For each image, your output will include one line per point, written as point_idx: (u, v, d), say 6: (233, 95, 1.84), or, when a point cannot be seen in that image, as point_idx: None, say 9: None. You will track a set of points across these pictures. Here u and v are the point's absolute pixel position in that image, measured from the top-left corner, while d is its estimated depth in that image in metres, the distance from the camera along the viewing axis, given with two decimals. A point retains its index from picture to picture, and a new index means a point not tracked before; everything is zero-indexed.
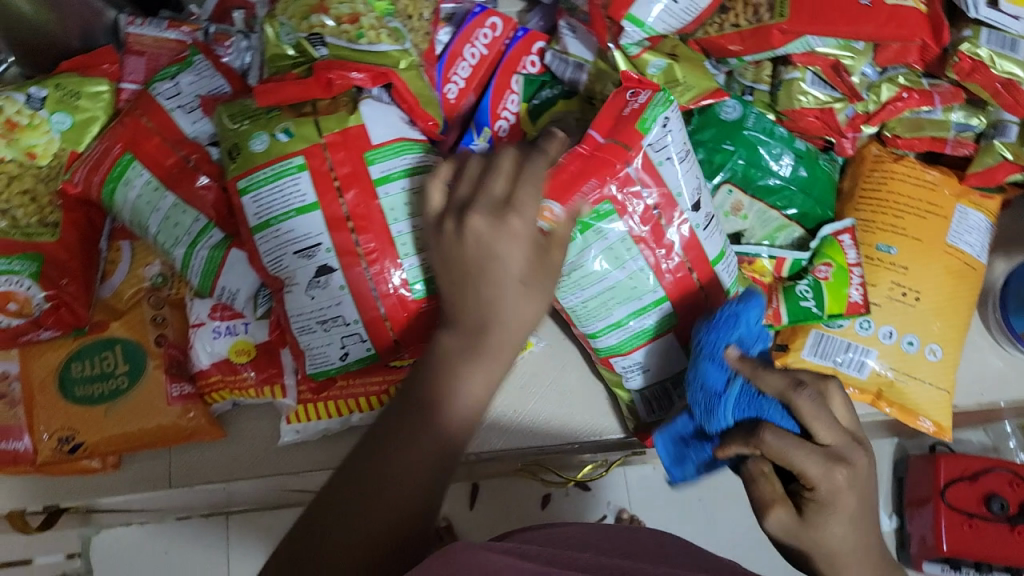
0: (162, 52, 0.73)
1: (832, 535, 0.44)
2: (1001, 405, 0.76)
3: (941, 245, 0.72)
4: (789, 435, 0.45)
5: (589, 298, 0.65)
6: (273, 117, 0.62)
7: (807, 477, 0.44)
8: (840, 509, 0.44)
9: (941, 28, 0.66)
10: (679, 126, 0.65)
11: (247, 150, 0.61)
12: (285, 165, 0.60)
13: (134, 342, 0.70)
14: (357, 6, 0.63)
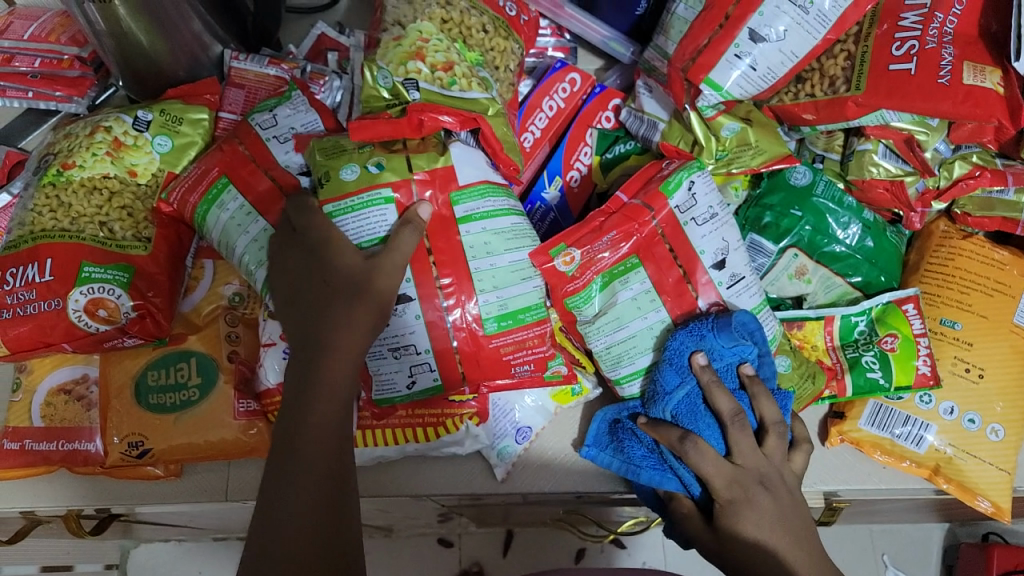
0: (261, 86, 0.78)
1: (744, 528, 0.59)
2: None
3: (1008, 324, 0.72)
4: (704, 449, 0.61)
5: (614, 343, 0.68)
6: (366, 152, 0.65)
7: (711, 477, 0.60)
8: (747, 508, 0.59)
9: (1018, 110, 0.65)
10: (709, 191, 0.70)
11: (338, 178, 0.64)
12: (374, 197, 0.63)
13: (208, 356, 0.73)
14: (451, 55, 0.67)
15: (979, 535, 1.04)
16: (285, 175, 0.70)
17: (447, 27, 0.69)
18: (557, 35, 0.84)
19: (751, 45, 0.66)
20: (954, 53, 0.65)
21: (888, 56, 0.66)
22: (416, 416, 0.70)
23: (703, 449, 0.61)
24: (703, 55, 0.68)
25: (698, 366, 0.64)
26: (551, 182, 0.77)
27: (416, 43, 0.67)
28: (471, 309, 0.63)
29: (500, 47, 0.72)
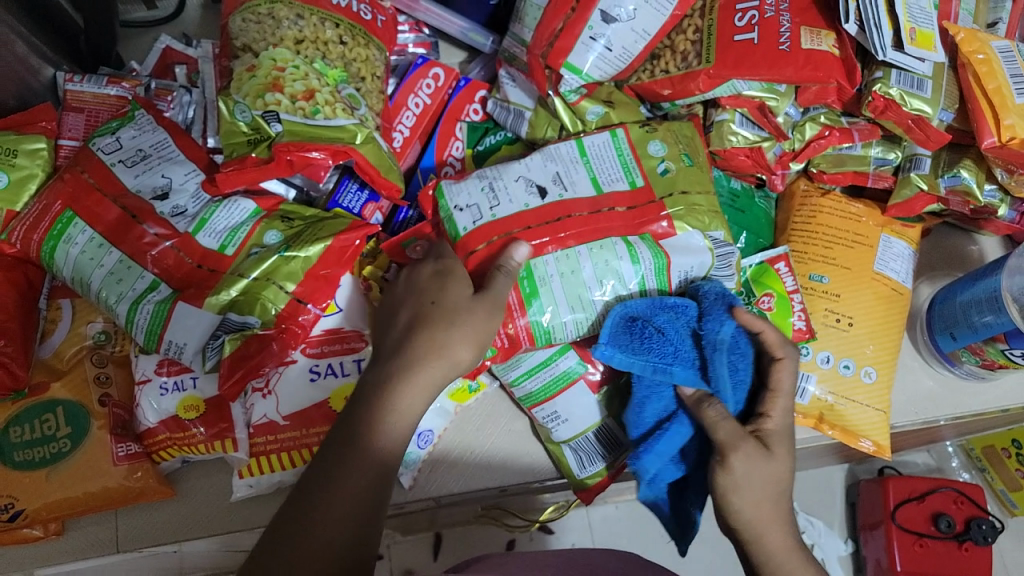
0: (102, 108, 0.73)
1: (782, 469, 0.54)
2: (935, 422, 0.79)
3: (869, 273, 0.76)
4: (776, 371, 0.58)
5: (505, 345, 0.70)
6: (647, 133, 0.70)
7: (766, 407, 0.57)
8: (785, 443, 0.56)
9: (854, 70, 0.68)
10: (565, 162, 0.67)
11: (644, 147, 0.69)
12: (633, 170, 0.68)
13: (77, 402, 0.68)
14: (311, 83, 0.67)
15: (875, 471, 1.12)
16: (137, 201, 0.66)
17: (303, 47, 0.69)
18: (416, 31, 0.82)
19: (603, 26, 0.68)
20: (792, 20, 0.68)
21: (732, 27, 0.69)
22: (310, 437, 0.68)
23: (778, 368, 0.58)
24: (559, 39, 0.68)
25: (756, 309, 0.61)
26: (425, 179, 0.76)
27: (272, 73, 0.66)
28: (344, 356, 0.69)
29: (361, 57, 0.71)
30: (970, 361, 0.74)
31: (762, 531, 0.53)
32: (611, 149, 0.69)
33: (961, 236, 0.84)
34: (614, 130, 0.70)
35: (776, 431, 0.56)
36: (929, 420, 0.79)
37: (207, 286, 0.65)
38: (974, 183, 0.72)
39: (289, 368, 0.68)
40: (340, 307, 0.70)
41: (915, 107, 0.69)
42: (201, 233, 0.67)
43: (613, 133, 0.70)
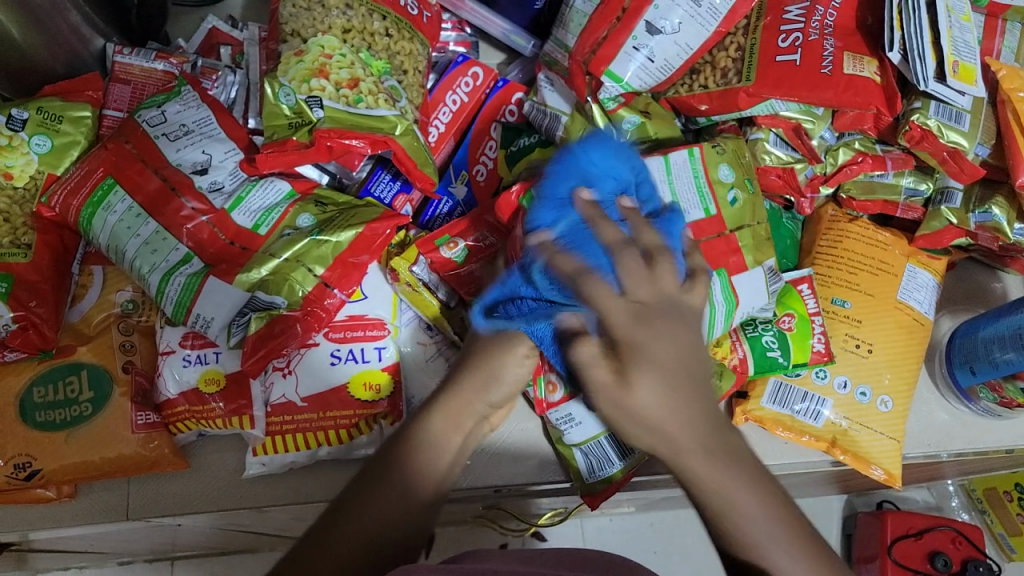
0: (148, 82, 0.75)
1: (645, 398, 0.42)
2: (944, 456, 0.80)
3: (892, 300, 0.76)
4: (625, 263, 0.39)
5: None
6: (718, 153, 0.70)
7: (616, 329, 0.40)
8: (654, 363, 0.41)
9: (894, 99, 0.68)
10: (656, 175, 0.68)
11: (715, 173, 0.69)
12: (705, 199, 0.68)
13: (101, 368, 0.69)
14: (356, 71, 0.68)
15: (874, 504, 1.12)
16: (177, 174, 0.68)
17: (350, 36, 0.70)
18: (459, 30, 0.83)
19: (648, 37, 0.69)
20: (835, 44, 0.69)
21: (775, 47, 0.69)
22: (327, 421, 0.69)
23: (607, 278, 0.39)
24: (603, 47, 0.69)
25: (586, 201, 0.45)
26: (457, 176, 0.77)
27: (319, 59, 0.68)
28: (368, 344, 0.70)
29: (406, 50, 0.72)
30: (987, 397, 0.75)
31: (731, 501, 0.45)
32: (689, 169, 0.69)
33: (985, 272, 0.84)
34: (692, 151, 0.69)
35: (667, 367, 0.41)
36: (939, 454, 0.79)
37: (238, 263, 0.66)
38: (1004, 220, 0.73)
39: (310, 351, 0.68)
40: (366, 294, 0.71)
41: (952, 138, 0.69)
42: (236, 211, 0.68)
43: (691, 152, 0.69)
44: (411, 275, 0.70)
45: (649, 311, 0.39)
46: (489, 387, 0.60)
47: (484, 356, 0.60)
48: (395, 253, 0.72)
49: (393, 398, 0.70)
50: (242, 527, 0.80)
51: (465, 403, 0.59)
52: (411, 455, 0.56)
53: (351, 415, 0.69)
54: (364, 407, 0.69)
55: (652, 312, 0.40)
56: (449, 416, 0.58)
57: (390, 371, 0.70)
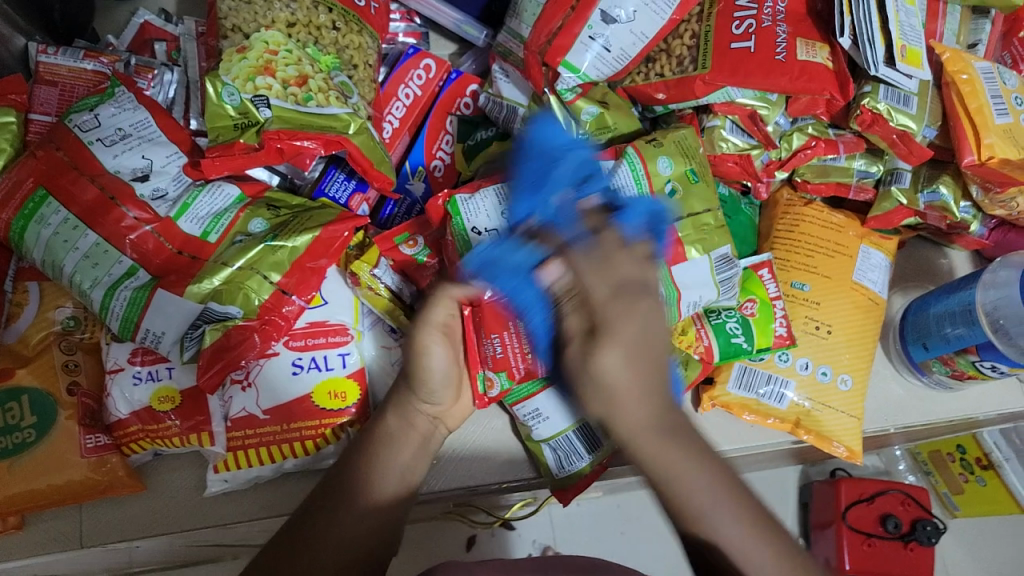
0: (78, 83, 0.70)
1: (605, 363, 0.42)
2: (891, 430, 0.82)
3: (848, 282, 0.77)
4: (601, 244, 0.44)
5: None
6: (658, 147, 0.67)
7: (586, 285, 0.42)
8: (617, 331, 0.42)
9: (847, 84, 0.69)
10: None
11: (655, 167, 0.66)
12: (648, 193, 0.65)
13: (43, 391, 0.64)
14: (304, 68, 0.65)
15: (828, 472, 1.15)
16: (116, 182, 0.63)
17: (294, 30, 0.67)
18: (407, 21, 0.81)
19: (603, 26, 0.68)
20: (788, 30, 0.69)
21: (729, 35, 0.69)
22: (291, 433, 0.66)
23: (604, 256, 0.43)
24: (558, 37, 0.68)
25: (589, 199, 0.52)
26: (413, 173, 0.75)
27: (264, 56, 0.64)
28: (332, 354, 0.67)
29: (355, 44, 0.69)
30: (940, 370, 0.77)
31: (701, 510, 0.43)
32: (626, 166, 0.65)
33: (932, 249, 0.86)
34: (625, 151, 0.67)
35: (637, 336, 0.42)
36: (887, 428, 0.82)
37: (189, 274, 0.63)
38: (951, 199, 0.75)
39: (270, 361, 0.66)
40: (326, 299, 0.69)
41: (901, 122, 0.71)
42: (182, 219, 0.64)
43: (625, 152, 0.67)
44: (372, 278, 0.68)
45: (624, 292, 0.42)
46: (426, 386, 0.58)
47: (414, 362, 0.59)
48: (354, 255, 0.70)
49: (360, 404, 0.68)
50: (204, 543, 0.76)
51: (407, 402, 0.59)
52: (364, 459, 0.56)
53: (317, 426, 0.67)
54: (330, 416, 0.67)
55: (631, 284, 0.42)
56: (398, 416, 0.58)
57: (356, 377, 0.68)
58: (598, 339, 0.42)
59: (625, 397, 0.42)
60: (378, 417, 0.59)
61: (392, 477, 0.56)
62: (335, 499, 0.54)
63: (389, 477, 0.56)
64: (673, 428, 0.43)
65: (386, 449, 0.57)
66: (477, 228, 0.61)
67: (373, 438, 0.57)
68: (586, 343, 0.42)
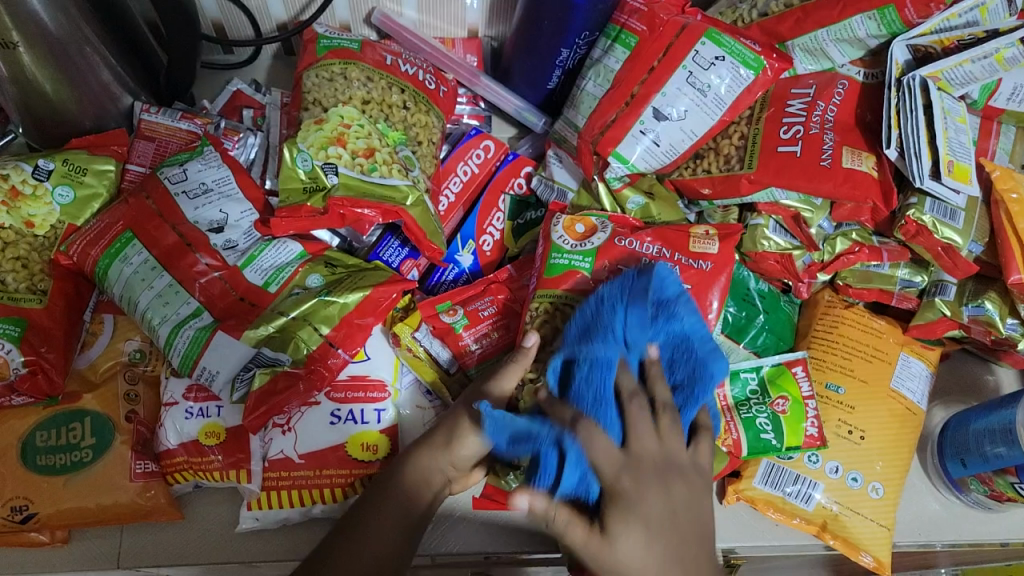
0: (172, 139, 0.77)
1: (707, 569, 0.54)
2: (938, 547, 0.79)
3: (886, 388, 0.77)
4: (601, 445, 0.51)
5: None
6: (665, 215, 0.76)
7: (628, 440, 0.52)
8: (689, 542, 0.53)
9: (890, 193, 0.71)
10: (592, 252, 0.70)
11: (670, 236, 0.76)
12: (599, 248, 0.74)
13: (104, 415, 0.70)
14: (372, 141, 0.71)
15: None
16: (194, 231, 0.70)
17: (369, 107, 0.73)
18: (473, 104, 0.88)
19: (654, 122, 0.72)
20: (835, 139, 0.71)
21: (776, 139, 0.72)
22: (322, 478, 0.69)
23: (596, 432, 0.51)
24: (611, 129, 0.73)
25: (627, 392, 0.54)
26: (464, 245, 0.79)
27: (338, 128, 0.70)
28: (374, 411, 0.71)
29: (422, 122, 0.76)
30: (978, 490, 0.75)
31: None
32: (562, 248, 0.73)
33: (978, 363, 0.85)
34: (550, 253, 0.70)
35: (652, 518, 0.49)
36: (932, 544, 0.79)
37: (248, 319, 0.68)
38: (997, 315, 0.74)
39: (311, 409, 0.70)
40: (368, 355, 0.73)
41: (947, 235, 0.71)
42: (248, 269, 0.70)
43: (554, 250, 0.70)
44: (412, 340, 0.73)
45: (634, 467, 0.51)
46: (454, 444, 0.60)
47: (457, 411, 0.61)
48: (399, 317, 0.75)
49: (390, 459, 0.71)
50: None
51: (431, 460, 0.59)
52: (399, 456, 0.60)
53: (348, 474, 0.69)
54: (362, 466, 0.70)
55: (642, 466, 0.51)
56: (444, 440, 0.60)
57: (389, 433, 0.71)
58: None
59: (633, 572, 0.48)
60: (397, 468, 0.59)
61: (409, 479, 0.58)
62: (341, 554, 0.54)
63: (403, 480, 0.58)
64: None
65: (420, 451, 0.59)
66: (573, 247, 0.70)
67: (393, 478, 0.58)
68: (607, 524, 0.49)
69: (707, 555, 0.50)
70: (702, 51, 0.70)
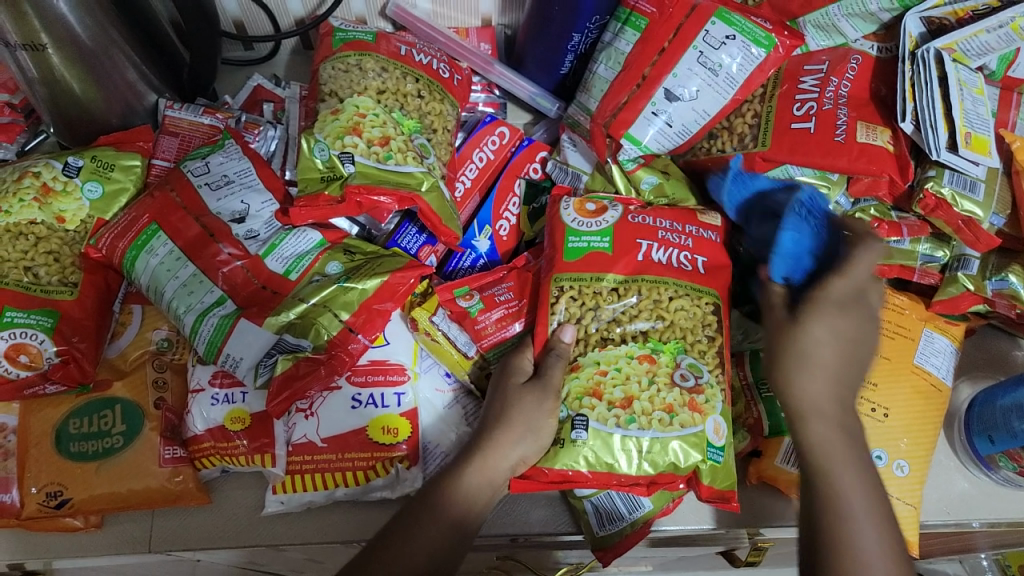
0: (195, 134, 0.80)
1: (813, 432, 0.56)
2: (974, 525, 0.78)
3: (909, 365, 0.76)
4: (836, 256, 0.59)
5: None
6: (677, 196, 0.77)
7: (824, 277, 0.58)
8: (820, 376, 0.56)
9: (906, 166, 0.70)
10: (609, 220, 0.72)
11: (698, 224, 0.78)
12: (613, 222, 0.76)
13: (134, 403, 0.72)
14: (388, 130, 0.72)
15: None
16: (217, 222, 0.72)
17: (384, 97, 0.75)
18: (487, 92, 0.90)
19: (666, 103, 0.73)
20: (849, 114, 0.71)
21: (789, 116, 0.72)
22: (344, 462, 0.70)
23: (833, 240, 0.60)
24: (622, 112, 0.73)
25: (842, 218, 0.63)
26: (480, 231, 0.80)
27: (353, 118, 0.72)
28: (393, 395, 0.72)
29: (436, 111, 0.77)
30: (1006, 466, 0.74)
31: (839, 479, 0.55)
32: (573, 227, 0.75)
33: (1005, 339, 0.84)
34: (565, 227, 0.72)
35: (841, 328, 0.57)
36: (966, 522, 0.77)
37: (269, 306, 0.70)
38: (1022, 287, 0.73)
39: (333, 394, 0.71)
40: (388, 340, 0.74)
41: (967, 208, 0.71)
42: (269, 257, 0.72)
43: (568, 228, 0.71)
44: (430, 324, 0.74)
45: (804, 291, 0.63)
46: (523, 437, 0.63)
47: (517, 411, 0.63)
48: (417, 301, 0.76)
49: (411, 442, 0.71)
50: (260, 564, 0.80)
51: (493, 457, 0.61)
52: (465, 458, 0.62)
53: (369, 457, 0.70)
54: (382, 449, 0.70)
55: (843, 293, 0.58)
56: (511, 438, 0.62)
57: (409, 417, 0.72)
58: (802, 417, 0.57)
59: (821, 369, 0.56)
60: (460, 468, 0.61)
61: (477, 482, 0.61)
62: (393, 540, 0.58)
63: (470, 483, 0.60)
64: (863, 456, 0.56)
65: (485, 455, 0.61)
66: (589, 228, 0.71)
67: (460, 476, 0.61)
68: (800, 313, 0.58)
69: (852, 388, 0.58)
70: (712, 31, 0.70)
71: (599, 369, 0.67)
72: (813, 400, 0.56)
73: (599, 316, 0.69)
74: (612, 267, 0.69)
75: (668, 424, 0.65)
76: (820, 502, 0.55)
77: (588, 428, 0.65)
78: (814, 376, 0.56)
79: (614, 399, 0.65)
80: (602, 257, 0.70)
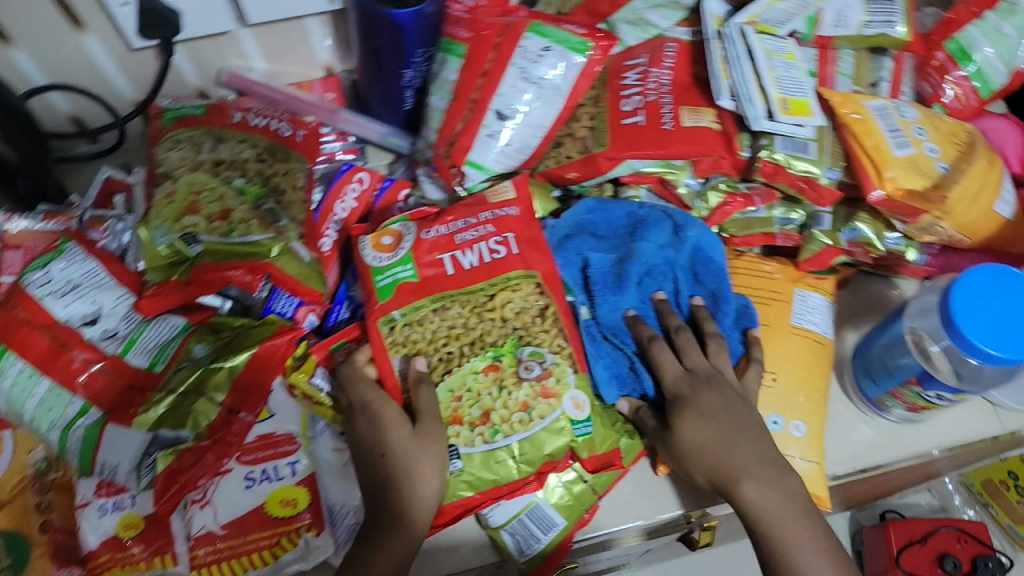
0: (37, 243, 0.77)
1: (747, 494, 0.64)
2: (935, 452, 0.80)
3: (787, 326, 0.78)
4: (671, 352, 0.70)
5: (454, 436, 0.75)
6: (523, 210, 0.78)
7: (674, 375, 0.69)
8: (710, 452, 0.65)
9: (733, 142, 0.73)
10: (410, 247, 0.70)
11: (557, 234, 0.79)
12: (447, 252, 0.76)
13: (16, 533, 0.64)
14: (226, 203, 0.73)
15: (878, 516, 1.03)
16: (66, 330, 0.69)
17: (220, 167, 0.76)
18: (342, 139, 0.87)
19: (498, 123, 0.73)
20: (673, 102, 0.74)
21: (619, 112, 0.74)
22: (247, 544, 0.67)
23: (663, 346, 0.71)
24: (460, 139, 0.73)
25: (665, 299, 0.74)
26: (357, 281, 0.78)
27: (188, 198, 0.73)
28: (286, 465, 0.69)
29: (280, 171, 0.77)
30: (895, 406, 0.76)
31: (777, 528, 0.63)
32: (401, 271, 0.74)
33: (881, 281, 0.86)
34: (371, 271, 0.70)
35: (709, 408, 0.67)
36: (929, 451, 0.80)
37: (135, 405, 0.69)
38: (872, 233, 0.76)
39: (223, 478, 0.68)
40: (273, 411, 0.72)
41: (801, 167, 0.72)
42: (129, 353, 0.71)
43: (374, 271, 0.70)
44: (312, 387, 0.73)
45: (693, 375, 0.69)
46: (401, 489, 0.64)
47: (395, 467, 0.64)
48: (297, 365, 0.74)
49: (314, 510, 0.69)
50: None
51: (392, 527, 0.63)
52: (377, 531, 0.64)
53: (272, 533, 0.68)
54: (284, 523, 0.68)
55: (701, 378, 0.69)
56: (400, 491, 0.64)
57: (305, 483, 0.69)
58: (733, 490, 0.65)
59: (714, 449, 0.65)
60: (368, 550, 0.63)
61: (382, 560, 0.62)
62: None
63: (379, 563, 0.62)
64: (786, 492, 0.64)
65: (388, 526, 0.63)
66: (389, 261, 0.69)
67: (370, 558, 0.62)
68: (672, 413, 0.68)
69: (751, 441, 0.66)
70: (529, 45, 0.72)
71: (454, 397, 0.68)
72: (721, 466, 0.65)
73: (432, 333, 0.69)
74: (432, 284, 0.69)
75: (529, 421, 0.67)
76: (764, 544, 0.63)
77: (462, 455, 0.67)
78: (715, 456, 0.65)
79: (474, 418, 0.68)
80: (412, 287, 0.69)
